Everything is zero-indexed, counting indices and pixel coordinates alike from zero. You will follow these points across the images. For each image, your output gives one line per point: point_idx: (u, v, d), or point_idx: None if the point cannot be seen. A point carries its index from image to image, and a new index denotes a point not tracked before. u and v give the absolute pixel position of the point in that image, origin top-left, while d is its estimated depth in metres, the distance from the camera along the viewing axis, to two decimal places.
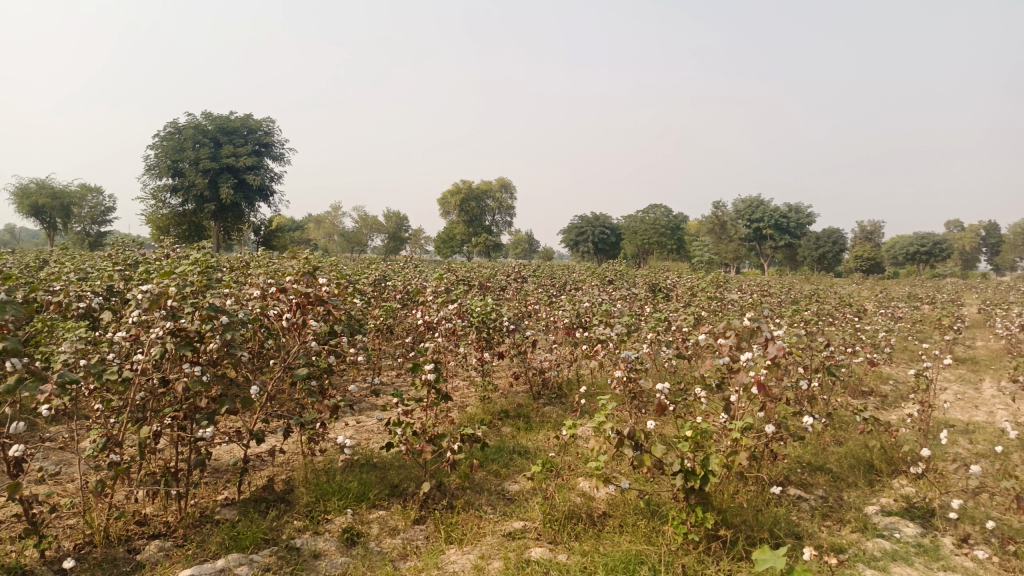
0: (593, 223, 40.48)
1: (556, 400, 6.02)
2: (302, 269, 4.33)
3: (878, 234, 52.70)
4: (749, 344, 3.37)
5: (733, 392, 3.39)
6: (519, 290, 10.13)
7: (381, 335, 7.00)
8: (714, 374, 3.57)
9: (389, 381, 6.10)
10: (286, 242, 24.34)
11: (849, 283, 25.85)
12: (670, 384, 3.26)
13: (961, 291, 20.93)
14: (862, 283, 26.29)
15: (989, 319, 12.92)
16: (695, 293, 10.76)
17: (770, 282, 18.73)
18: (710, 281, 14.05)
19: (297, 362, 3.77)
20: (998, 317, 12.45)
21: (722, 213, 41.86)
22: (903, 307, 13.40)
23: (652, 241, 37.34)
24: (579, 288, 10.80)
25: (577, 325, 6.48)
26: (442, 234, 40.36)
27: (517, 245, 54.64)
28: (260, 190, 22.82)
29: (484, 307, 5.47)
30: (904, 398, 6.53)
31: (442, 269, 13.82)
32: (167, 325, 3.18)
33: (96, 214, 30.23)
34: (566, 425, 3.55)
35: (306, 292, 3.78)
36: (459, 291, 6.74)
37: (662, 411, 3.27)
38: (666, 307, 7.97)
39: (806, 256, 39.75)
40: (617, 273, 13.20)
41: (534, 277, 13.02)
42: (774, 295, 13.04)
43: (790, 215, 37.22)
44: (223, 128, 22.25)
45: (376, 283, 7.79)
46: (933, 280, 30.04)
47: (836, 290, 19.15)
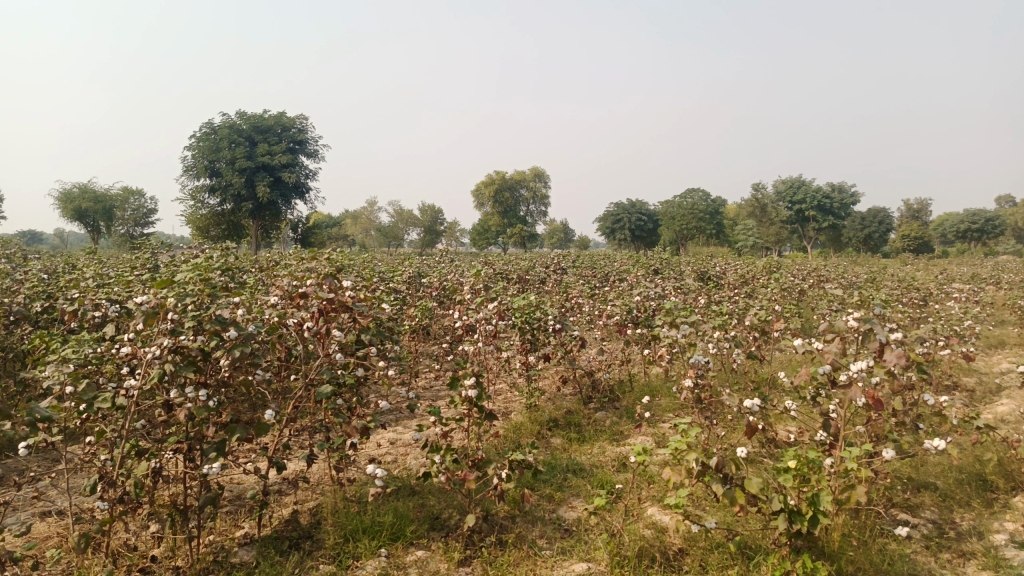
0: (629, 210, 39.61)
1: (607, 404, 5.52)
2: (326, 270, 3.87)
3: (927, 212, 50.67)
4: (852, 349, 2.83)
5: (835, 405, 2.82)
6: (562, 282, 9.59)
7: (419, 335, 6.56)
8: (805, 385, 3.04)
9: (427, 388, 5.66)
10: (322, 238, 24.19)
11: (897, 265, 24.70)
12: (761, 399, 2.75)
13: (1022, 270, 19.76)
14: (911, 263, 25.13)
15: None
16: (749, 282, 10.09)
17: (821, 266, 17.87)
18: (761, 267, 13.32)
19: (320, 379, 3.31)
20: None
21: (763, 196, 40.72)
22: (971, 289, 12.52)
23: (691, 227, 36.43)
24: (623, 278, 10.26)
25: (630, 322, 5.95)
26: (477, 227, 40.00)
27: (552, 236, 54.19)
28: (296, 188, 22.66)
29: (531, 307, 4.97)
30: (995, 393, 5.85)
31: (479, 263, 13.42)
32: (165, 344, 2.74)
33: (139, 217, 30.54)
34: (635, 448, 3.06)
35: (328, 297, 3.32)
36: (499, 288, 6.26)
37: (751, 433, 2.76)
38: (721, 299, 7.39)
39: (852, 237, 38.39)
40: (663, 261, 12.58)
41: (575, 268, 12.46)
42: (830, 280, 12.30)
43: (834, 196, 35.84)
44: (257, 126, 22.09)
45: (411, 281, 7.36)
46: (986, 260, 28.64)
47: (892, 272, 18.20)
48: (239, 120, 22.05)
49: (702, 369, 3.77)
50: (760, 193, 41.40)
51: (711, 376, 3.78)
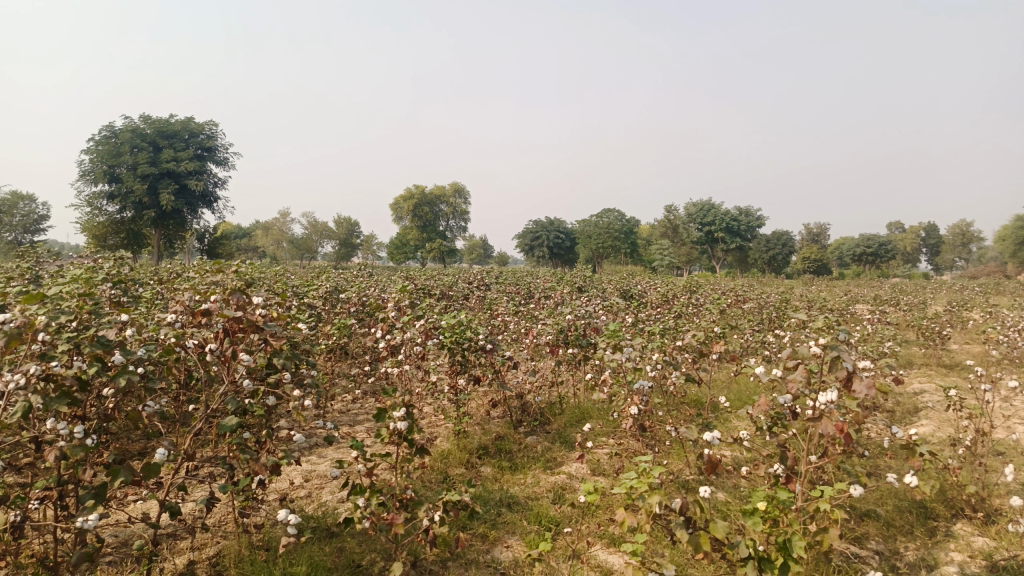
0: (548, 228, 39.71)
1: (538, 429, 5.26)
2: (234, 284, 3.43)
3: (825, 236, 53.44)
4: (813, 377, 2.66)
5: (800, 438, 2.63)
6: (487, 299, 9.32)
7: (336, 355, 6.12)
8: (761, 414, 2.85)
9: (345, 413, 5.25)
10: (231, 250, 23.06)
11: (801, 285, 25.69)
12: (720, 434, 2.60)
13: (915, 292, 20.89)
14: (813, 285, 26.22)
15: (959, 321, 12.62)
16: (672, 301, 10.10)
17: (736, 286, 18.32)
18: (680, 286, 13.44)
19: (225, 409, 2.88)
20: (969, 319, 12.12)
21: (676, 217, 41.84)
22: (876, 310, 13.02)
23: (607, 246, 36.96)
24: (547, 296, 10.09)
25: (562, 342, 5.73)
26: (395, 241, 39.29)
27: (471, 251, 53.93)
28: (203, 197, 21.52)
29: (460, 326, 4.66)
30: (915, 414, 5.93)
31: (399, 277, 12.98)
32: (33, 371, 2.27)
33: (29, 223, 28.33)
34: (587, 487, 2.86)
35: (235, 315, 2.90)
36: (424, 305, 5.91)
37: (711, 469, 2.60)
38: (648, 318, 7.29)
39: (758, 258, 39.91)
40: (585, 278, 12.49)
41: (497, 284, 12.20)
42: (746, 300, 12.52)
43: (742, 219, 37.14)
44: (163, 132, 20.90)
45: (328, 296, 6.91)
46: (879, 283, 30.27)
47: (801, 293, 18.85)
48: (142, 123, 20.78)
49: (645, 394, 3.56)
50: (673, 214, 42.53)
51: (654, 403, 3.58)
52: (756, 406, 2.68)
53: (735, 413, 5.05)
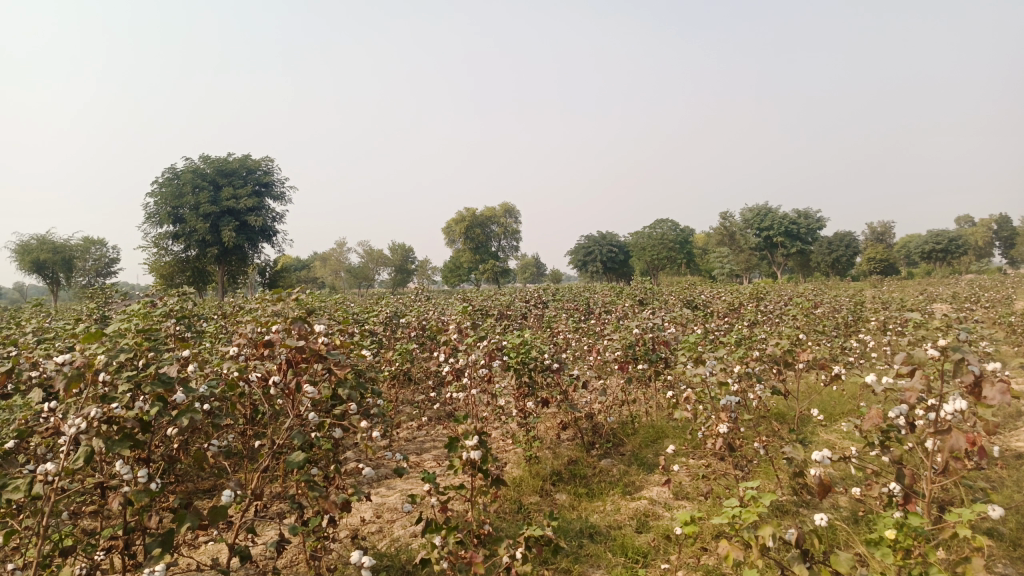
0: (601, 241, 39.39)
1: (611, 451, 5.04)
2: (295, 314, 3.34)
3: (889, 235, 51.56)
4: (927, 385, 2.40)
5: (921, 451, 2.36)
6: (547, 316, 9.14)
7: (399, 381, 6.03)
8: (867, 429, 2.59)
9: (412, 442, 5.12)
10: (291, 282, 23.50)
11: (868, 287, 24.67)
12: (828, 453, 2.48)
13: (994, 288, 19.80)
14: (882, 286, 25.16)
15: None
16: (738, 309, 9.73)
17: (802, 291, 17.67)
18: (744, 294, 13.00)
19: (292, 445, 2.76)
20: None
21: (731, 224, 40.96)
22: (957, 309, 12.31)
23: (662, 258, 36.39)
24: (608, 311, 9.85)
25: (630, 358, 5.51)
26: (449, 264, 39.52)
27: (524, 270, 53.88)
28: (263, 232, 22.02)
29: (526, 346, 4.50)
30: (1019, 420, 5.48)
31: (456, 300, 12.91)
32: (95, 414, 2.19)
33: (100, 267, 29.47)
34: (687, 518, 2.72)
35: (297, 346, 2.79)
36: (486, 326, 5.77)
37: (820, 488, 2.51)
38: (717, 328, 6.99)
39: (820, 261, 38.68)
40: (645, 290, 12.19)
41: (556, 302, 12.01)
42: (815, 305, 12.02)
43: (800, 222, 36.09)
44: (222, 171, 21.51)
45: (387, 322, 6.83)
46: (951, 280, 28.89)
47: (872, 294, 18.06)
48: (202, 164, 21.43)
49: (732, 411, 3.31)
50: (729, 221, 41.66)
51: (741, 419, 3.34)
52: (864, 421, 2.43)
53: (823, 426, 4.73)
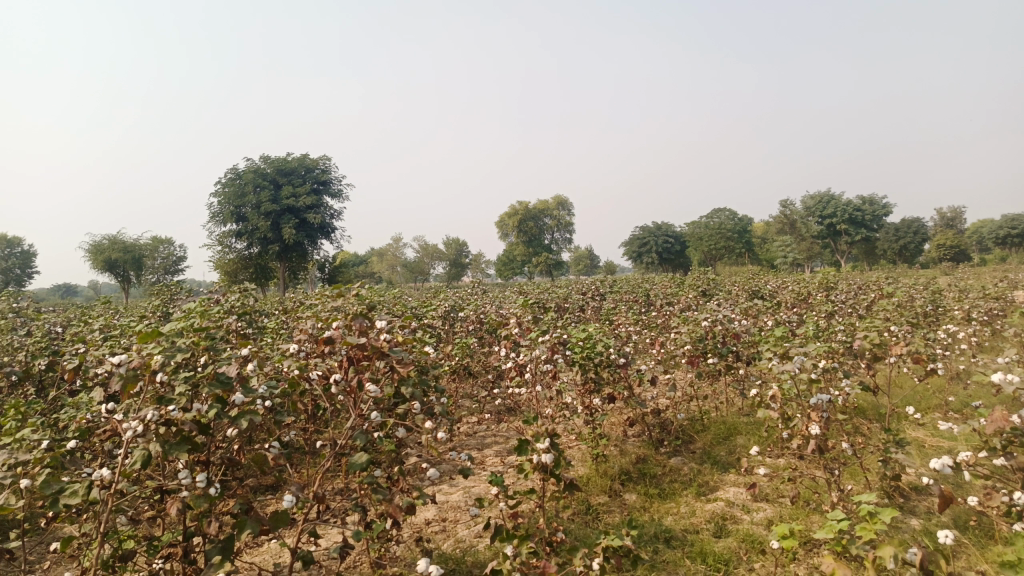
0: (656, 232, 38.71)
1: (681, 449, 4.81)
2: (355, 309, 3.22)
3: (961, 220, 49.28)
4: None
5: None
6: (607, 308, 8.91)
7: (459, 376, 5.91)
8: (986, 432, 2.31)
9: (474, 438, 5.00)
10: (349, 277, 23.78)
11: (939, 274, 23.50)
12: (951, 458, 2.21)
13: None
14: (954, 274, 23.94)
15: None
16: (809, 300, 9.30)
17: (872, 280, 16.94)
18: (813, 283, 12.46)
19: (354, 446, 2.64)
20: None
21: (792, 212, 39.74)
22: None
23: (720, 248, 35.53)
24: (669, 302, 9.55)
25: (700, 352, 5.26)
26: (504, 258, 39.47)
27: (579, 262, 53.49)
28: (321, 228, 22.32)
29: (591, 341, 4.31)
30: None
31: (513, 292, 12.77)
32: (151, 416, 2.10)
33: (168, 265, 30.40)
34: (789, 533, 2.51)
35: (358, 343, 2.66)
36: (547, 320, 5.59)
37: (943, 500, 2.24)
38: (789, 319, 6.65)
39: (888, 249, 37.18)
40: (707, 281, 11.83)
41: (615, 293, 11.74)
42: (890, 294, 11.45)
43: (865, 208, 34.71)
44: (281, 169, 21.86)
45: (446, 316, 6.72)
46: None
47: (947, 282, 17.14)
48: (262, 163, 21.83)
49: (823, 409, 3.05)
50: (789, 208, 40.42)
51: (832, 419, 3.08)
52: (988, 423, 2.17)
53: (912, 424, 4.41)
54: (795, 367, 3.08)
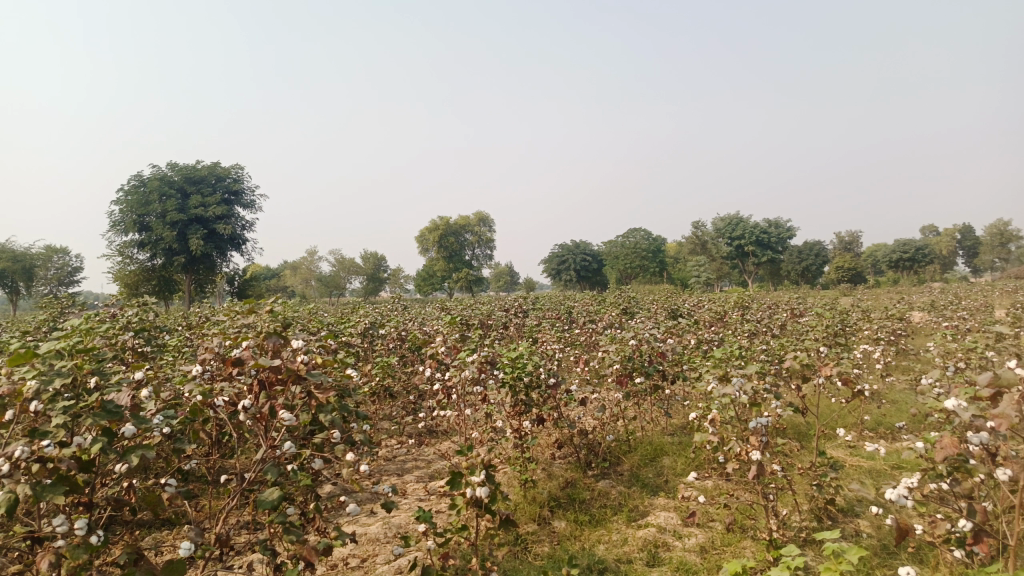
0: (575, 251, 39.08)
1: (609, 472, 4.70)
2: (270, 327, 2.94)
3: (857, 244, 52.21)
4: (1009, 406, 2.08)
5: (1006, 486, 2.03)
6: (530, 326, 8.78)
7: (379, 397, 5.62)
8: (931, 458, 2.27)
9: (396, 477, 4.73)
10: (261, 291, 22.86)
11: (839, 296, 24.64)
12: (909, 489, 2.12)
13: (964, 296, 19.85)
14: (852, 296, 25.16)
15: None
16: (727, 319, 9.46)
17: (780, 300, 17.53)
18: (728, 302, 12.75)
19: (265, 482, 2.37)
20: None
21: (704, 233, 41.09)
22: (940, 317, 12.20)
23: (636, 267, 36.26)
24: (592, 320, 9.52)
25: (628, 371, 5.18)
26: (422, 273, 39.05)
27: (498, 279, 53.51)
28: (232, 239, 21.39)
29: (521, 361, 4.14)
30: None
31: (434, 309, 12.49)
32: (20, 453, 1.79)
33: (63, 276, 28.45)
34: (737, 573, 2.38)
35: (272, 365, 2.39)
36: (473, 338, 5.39)
37: (903, 535, 2.12)
38: (710, 338, 6.69)
39: (792, 270, 38.88)
40: (628, 299, 11.90)
41: (536, 310, 11.65)
42: (800, 314, 11.82)
43: (771, 231, 36.21)
44: (190, 178, 20.85)
45: (366, 333, 6.43)
46: (920, 288, 29.07)
47: (849, 303, 17.95)
48: (169, 170, 20.78)
49: (762, 432, 2.98)
50: (701, 230, 41.77)
51: (770, 442, 3.01)
52: (935, 449, 2.12)
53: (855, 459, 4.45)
54: (735, 389, 3.00)
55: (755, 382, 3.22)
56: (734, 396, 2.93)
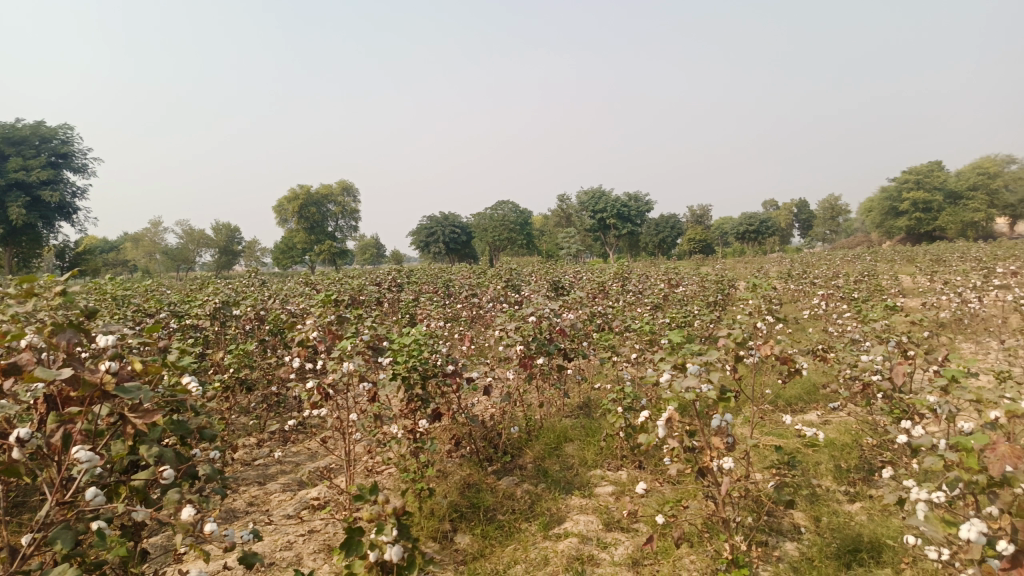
0: (442, 222, 37.95)
1: (511, 467, 4.13)
2: (75, 315, 2.05)
3: (707, 217, 54.93)
4: None
5: None
6: (406, 301, 7.97)
7: (234, 391, 4.71)
8: (967, 467, 1.84)
9: (260, 499, 3.90)
10: (96, 266, 20.37)
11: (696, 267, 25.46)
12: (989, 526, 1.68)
13: (808, 266, 21.07)
14: (708, 267, 26.05)
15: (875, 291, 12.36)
16: (611, 289, 9.09)
17: (648, 270, 17.66)
18: (607, 273, 12.55)
19: (52, 558, 1.57)
20: (888, 290, 11.84)
21: (568, 206, 41.60)
22: (803, 286, 12.58)
23: (504, 239, 35.88)
24: (473, 293, 8.88)
25: (530, 352, 4.59)
26: (280, 245, 36.73)
27: (364, 252, 51.63)
28: (60, 208, 18.86)
29: (416, 347, 3.43)
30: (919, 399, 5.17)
31: (299, 284, 11.38)
32: None
33: None
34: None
35: (59, 377, 1.56)
36: (350, 318, 4.58)
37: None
38: (604, 314, 6.25)
39: (651, 242, 40.04)
40: (506, 270, 11.30)
41: (412, 284, 10.88)
42: (676, 284, 11.71)
43: (631, 205, 37.17)
44: (7, 137, 18.08)
45: (217, 315, 5.44)
46: (767, 259, 30.76)
47: (712, 273, 18.43)
48: None
49: (725, 430, 2.39)
50: (566, 203, 42.23)
51: (734, 440, 2.42)
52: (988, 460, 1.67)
53: (779, 454, 4.15)
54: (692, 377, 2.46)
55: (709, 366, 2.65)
56: (696, 388, 2.31)
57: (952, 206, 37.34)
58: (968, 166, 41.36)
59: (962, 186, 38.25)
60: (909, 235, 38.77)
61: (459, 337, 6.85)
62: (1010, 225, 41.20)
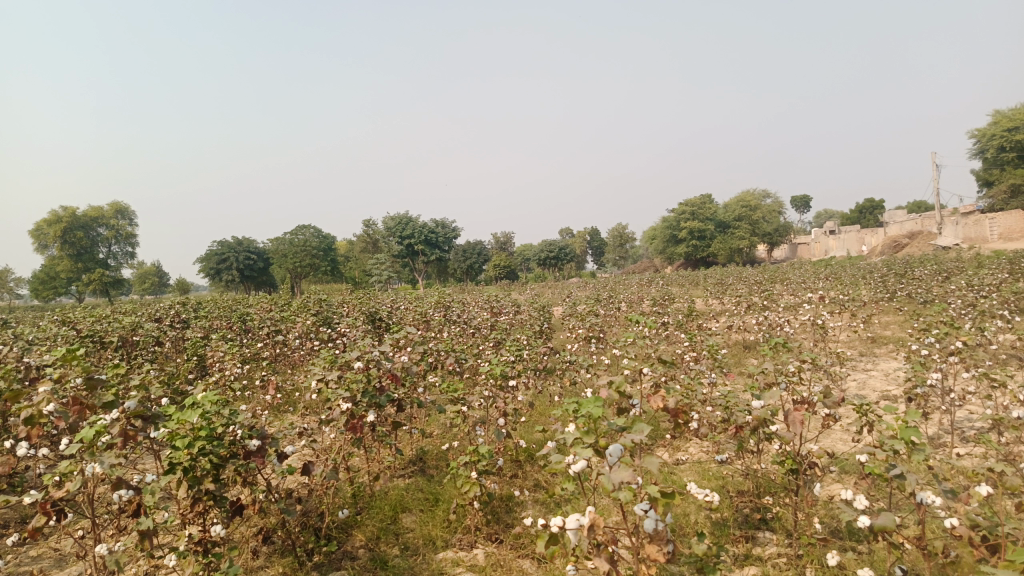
0: (235, 248, 34.95)
1: (339, 558, 3.23)
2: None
3: (509, 243, 56.16)
4: None
5: None
6: (194, 341, 6.67)
7: None
8: None
9: None
10: None
11: (502, 293, 25.38)
12: None
13: (609, 289, 21.84)
14: (514, 293, 26.12)
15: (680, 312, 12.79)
16: (434, 321, 8.36)
17: (461, 297, 17.15)
18: (424, 301, 11.79)
19: None
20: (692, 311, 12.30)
21: (373, 232, 40.40)
22: (615, 310, 12.68)
23: (305, 265, 33.72)
24: (274, 330, 7.70)
25: (358, 409, 3.73)
26: (37, 275, 31.66)
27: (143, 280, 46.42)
28: None
29: (205, 425, 2.44)
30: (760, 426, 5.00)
31: (52, 323, 9.37)
32: None
33: None
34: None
35: None
36: (113, 375, 3.41)
37: None
38: (435, 351, 5.49)
39: (458, 268, 39.80)
40: (313, 300, 10.14)
41: (201, 319, 9.39)
42: (496, 312, 11.23)
43: (438, 231, 36.85)
44: None
45: None
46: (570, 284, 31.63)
47: (523, 299, 18.33)
48: None
49: (664, 536, 1.82)
50: (371, 228, 40.95)
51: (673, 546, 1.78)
52: None
53: None
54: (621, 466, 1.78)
55: (630, 441, 1.98)
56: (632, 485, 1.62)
57: (725, 234, 41.19)
58: (733, 199, 45.90)
59: (732, 217, 42.33)
60: (690, 260, 42.24)
61: (261, 385, 5.74)
62: (768, 252, 46.28)
